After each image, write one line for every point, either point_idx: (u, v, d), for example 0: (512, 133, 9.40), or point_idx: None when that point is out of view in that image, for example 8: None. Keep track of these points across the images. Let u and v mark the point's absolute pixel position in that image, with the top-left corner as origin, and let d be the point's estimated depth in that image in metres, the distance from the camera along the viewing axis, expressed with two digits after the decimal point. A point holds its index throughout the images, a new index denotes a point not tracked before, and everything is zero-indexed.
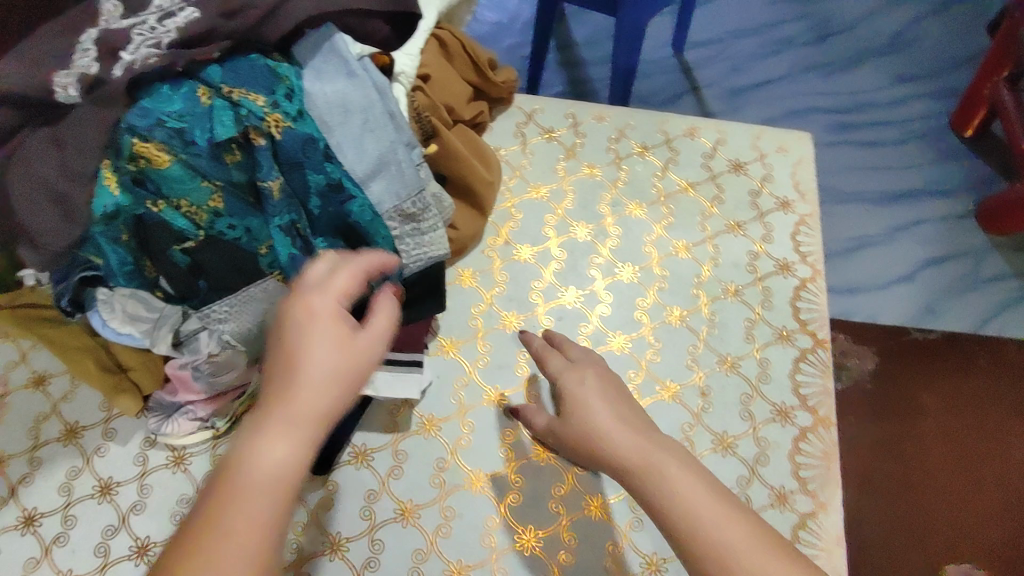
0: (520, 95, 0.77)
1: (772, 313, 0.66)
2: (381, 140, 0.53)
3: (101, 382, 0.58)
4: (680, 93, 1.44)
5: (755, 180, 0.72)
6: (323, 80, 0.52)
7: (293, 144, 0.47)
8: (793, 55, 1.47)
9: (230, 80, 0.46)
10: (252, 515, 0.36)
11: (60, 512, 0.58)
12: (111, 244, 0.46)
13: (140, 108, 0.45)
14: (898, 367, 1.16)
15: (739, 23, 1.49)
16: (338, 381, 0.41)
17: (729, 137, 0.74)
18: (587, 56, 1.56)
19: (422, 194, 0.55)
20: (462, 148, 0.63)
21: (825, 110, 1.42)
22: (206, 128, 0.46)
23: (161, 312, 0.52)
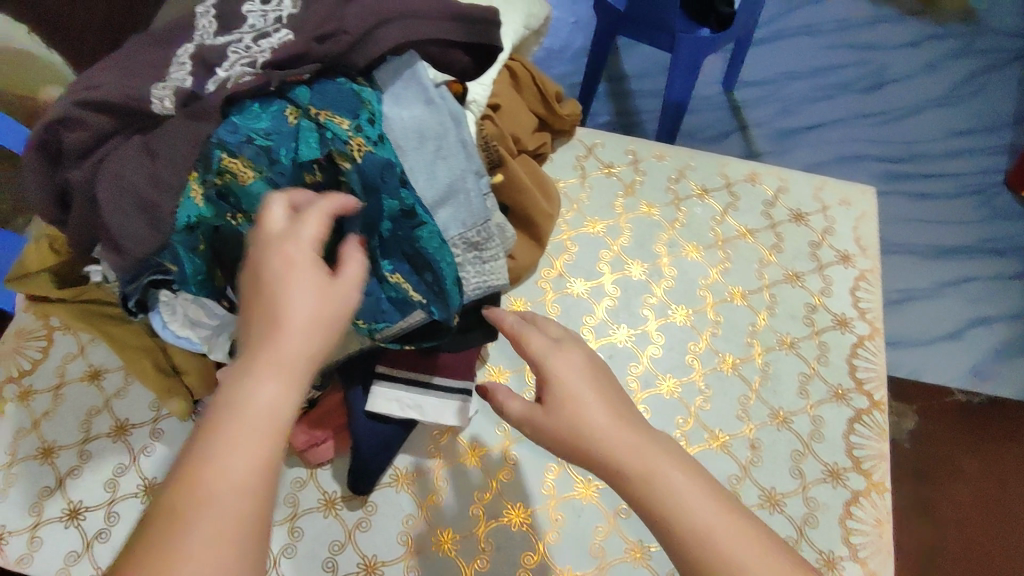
0: (581, 128, 0.77)
1: (828, 369, 0.64)
2: (452, 167, 0.53)
3: (155, 383, 0.60)
4: (727, 131, 1.44)
5: (816, 232, 0.71)
6: (401, 106, 0.52)
7: (373, 168, 0.46)
8: (847, 101, 1.45)
9: (318, 102, 0.47)
10: (239, 465, 0.34)
11: (104, 507, 0.59)
12: (188, 253, 0.45)
13: (231, 124, 0.45)
14: (940, 428, 1.13)
15: (793, 65, 1.48)
16: (321, 325, 0.38)
17: (791, 186, 0.73)
18: (636, 87, 1.56)
19: (487, 224, 0.54)
20: (526, 180, 0.64)
21: (878, 159, 1.40)
22: (291, 148, 0.46)
23: (221, 321, 0.57)
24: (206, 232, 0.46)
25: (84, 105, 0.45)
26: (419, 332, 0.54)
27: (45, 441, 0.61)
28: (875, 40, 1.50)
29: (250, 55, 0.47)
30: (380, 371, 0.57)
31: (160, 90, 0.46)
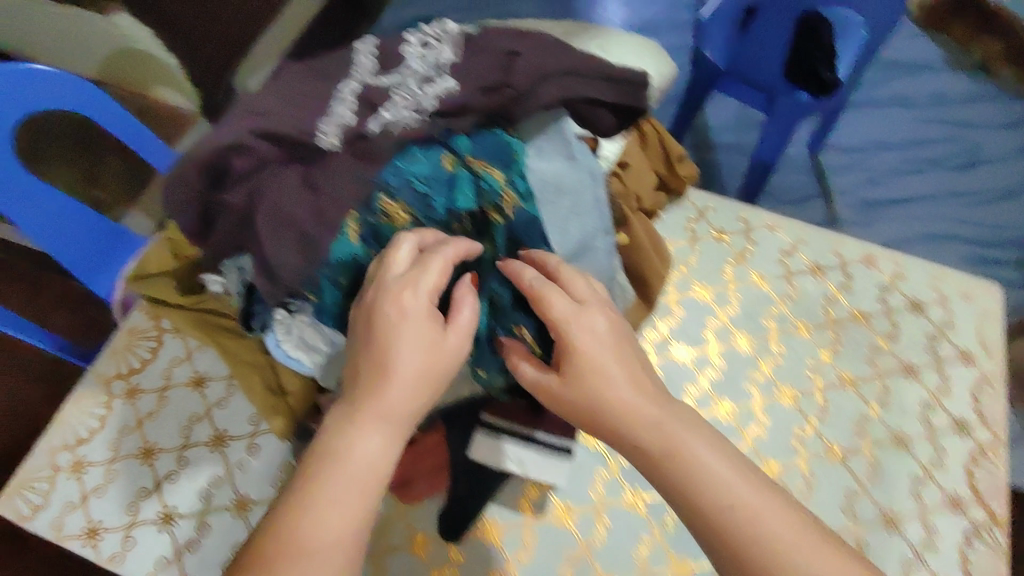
0: (692, 190, 0.76)
1: (942, 474, 0.61)
2: (585, 225, 0.52)
3: (262, 401, 0.61)
4: (811, 196, 1.41)
5: (935, 325, 0.68)
6: (542, 158, 0.52)
7: (521, 224, 0.49)
8: (940, 177, 1.41)
9: (477, 154, 0.49)
10: (346, 506, 0.38)
11: (196, 517, 0.59)
12: (331, 286, 0.47)
13: (394, 168, 0.48)
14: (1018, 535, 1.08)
15: (884, 134, 1.44)
16: (425, 380, 0.41)
17: (909, 273, 0.71)
18: (719, 141, 1.54)
19: (610, 284, 0.54)
20: (644, 240, 0.63)
21: (965, 242, 1.36)
22: (447, 196, 0.49)
23: (335, 347, 0.57)
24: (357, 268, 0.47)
25: (258, 135, 0.47)
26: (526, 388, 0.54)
27: (146, 442, 0.63)
28: (972, 117, 1.45)
29: (414, 100, 0.49)
30: (483, 419, 0.57)
31: (329, 126, 0.48)
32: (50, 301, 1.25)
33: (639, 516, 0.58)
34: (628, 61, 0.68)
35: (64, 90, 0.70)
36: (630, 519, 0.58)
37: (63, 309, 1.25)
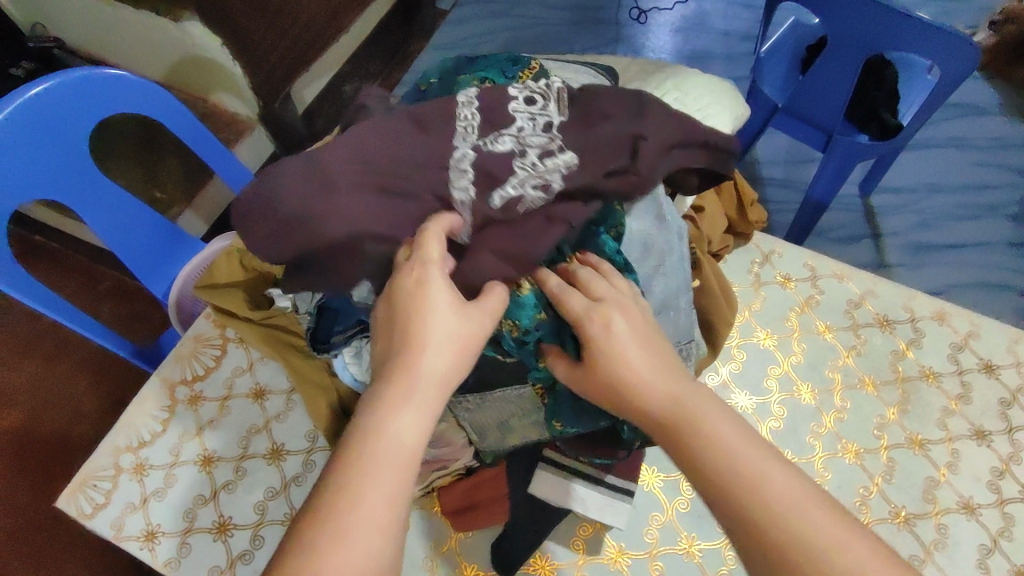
0: (758, 233, 0.75)
1: (1012, 546, 0.59)
2: (669, 284, 0.53)
3: (326, 425, 0.60)
4: (859, 236, 1.39)
5: (1008, 388, 0.66)
6: (634, 219, 0.52)
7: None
8: (998, 227, 1.37)
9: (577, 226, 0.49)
10: (377, 493, 0.34)
11: (251, 529, 0.60)
12: None
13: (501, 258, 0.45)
14: None
15: (940, 178, 1.42)
16: (458, 348, 0.38)
17: (983, 332, 0.69)
18: (767, 175, 1.52)
19: (689, 342, 0.55)
20: (715, 285, 0.63)
21: (1020, 293, 1.32)
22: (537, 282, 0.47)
23: None
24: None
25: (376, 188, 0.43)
26: (594, 437, 0.55)
27: (205, 450, 0.64)
28: None
29: (543, 173, 0.44)
30: (545, 454, 0.57)
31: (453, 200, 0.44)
32: (100, 292, 1.29)
33: (694, 566, 0.57)
34: (706, 102, 0.68)
35: (136, 95, 0.72)
36: (685, 568, 0.57)
37: (113, 301, 1.29)
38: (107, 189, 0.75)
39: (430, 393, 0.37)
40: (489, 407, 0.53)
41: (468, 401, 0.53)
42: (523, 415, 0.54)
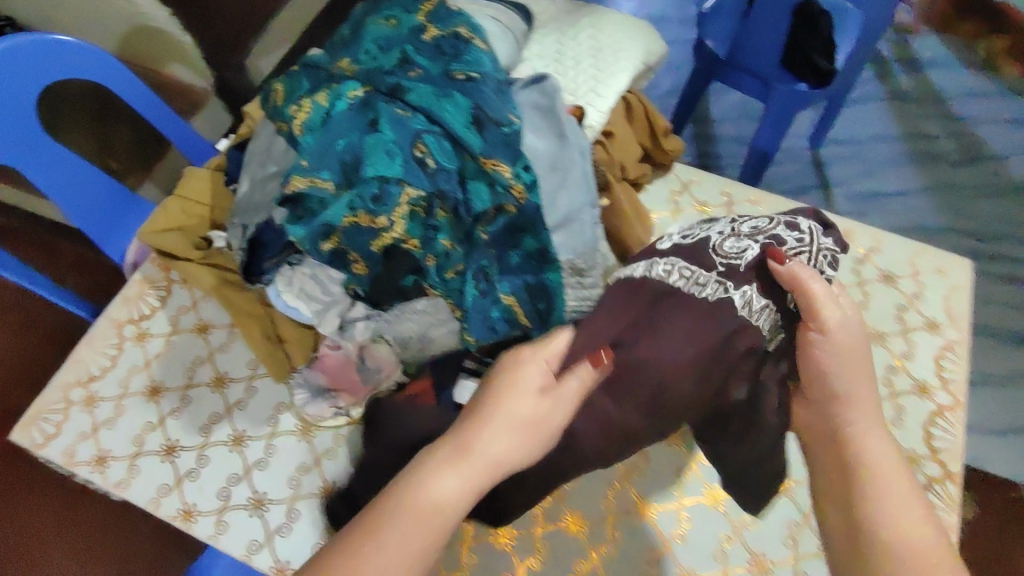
0: (679, 164, 0.79)
1: (902, 433, 0.64)
2: (573, 198, 0.57)
3: (261, 348, 0.64)
4: (809, 187, 1.42)
5: (905, 295, 0.71)
6: (537, 135, 0.56)
7: (528, 214, 0.52)
8: (938, 170, 1.42)
9: (485, 151, 0.50)
10: (406, 540, 0.40)
11: (197, 450, 0.63)
12: (315, 249, 0.50)
13: (445, 172, 0.49)
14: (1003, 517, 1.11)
15: (885, 128, 1.46)
16: (530, 428, 0.45)
17: (885, 246, 0.73)
18: (720, 132, 1.55)
19: (594, 255, 0.58)
20: (626, 206, 0.66)
21: (962, 234, 1.37)
22: (449, 179, 0.49)
23: (335, 298, 0.61)
24: (339, 235, 0.49)
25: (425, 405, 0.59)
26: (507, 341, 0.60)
27: (153, 381, 0.67)
28: (976, 112, 1.46)
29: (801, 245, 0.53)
30: (465, 365, 0.61)
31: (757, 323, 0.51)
32: (63, 267, 1.31)
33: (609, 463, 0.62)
34: (620, 37, 0.71)
35: (84, 60, 0.72)
36: (604, 469, 0.62)
37: (78, 275, 1.30)
38: (60, 153, 0.76)
39: (477, 469, 0.43)
40: (403, 319, 0.59)
41: (390, 313, 0.60)
42: (438, 326, 0.58)
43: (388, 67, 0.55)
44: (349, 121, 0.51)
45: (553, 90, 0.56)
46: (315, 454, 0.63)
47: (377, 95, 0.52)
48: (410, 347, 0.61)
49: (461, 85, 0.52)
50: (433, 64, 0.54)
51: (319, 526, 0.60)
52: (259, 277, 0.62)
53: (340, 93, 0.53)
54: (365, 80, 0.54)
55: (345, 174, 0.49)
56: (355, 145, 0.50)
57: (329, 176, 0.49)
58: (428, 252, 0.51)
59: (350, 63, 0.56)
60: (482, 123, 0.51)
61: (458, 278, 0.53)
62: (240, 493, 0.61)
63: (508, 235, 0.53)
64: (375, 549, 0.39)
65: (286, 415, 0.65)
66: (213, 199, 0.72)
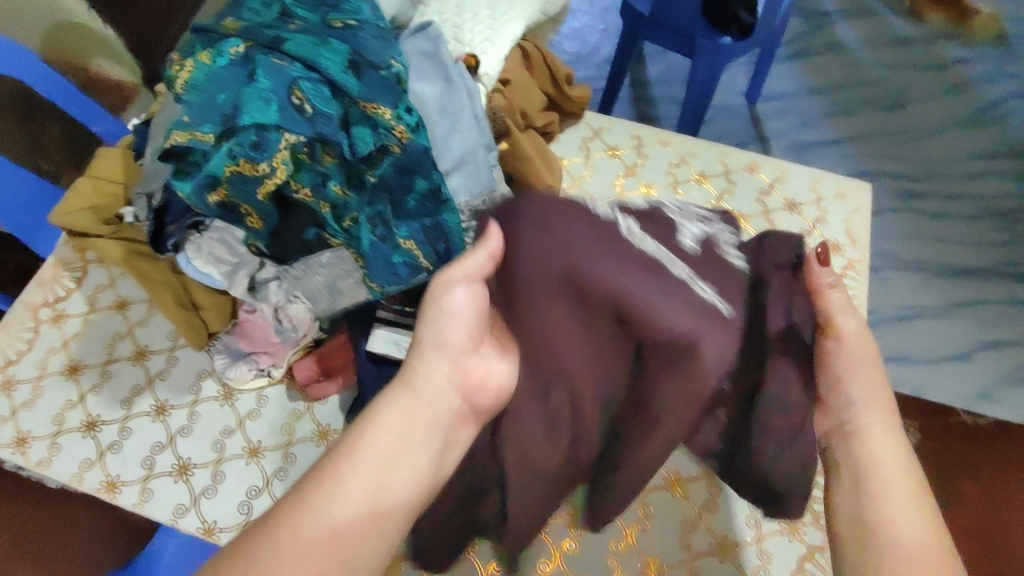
0: (590, 112, 0.81)
1: None
2: (465, 140, 0.59)
3: (175, 316, 0.63)
4: (745, 142, 1.36)
5: (808, 221, 0.74)
6: (424, 81, 0.59)
7: (414, 154, 0.53)
8: (870, 118, 1.37)
9: (364, 95, 0.51)
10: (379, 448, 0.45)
11: (119, 423, 0.63)
12: (201, 203, 0.49)
13: (323, 116, 0.50)
14: (952, 453, 1.06)
15: (819, 79, 1.41)
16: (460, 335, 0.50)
17: (789, 177, 0.77)
18: (660, 93, 1.43)
19: (492, 194, 0.59)
20: (530, 151, 0.68)
21: (891, 177, 1.32)
22: (329, 122, 0.50)
23: (242, 259, 0.61)
24: (225, 186, 0.48)
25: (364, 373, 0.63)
26: (418, 293, 0.62)
27: (71, 360, 0.67)
28: (908, 58, 1.42)
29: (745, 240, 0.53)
30: (379, 316, 0.62)
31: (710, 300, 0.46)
32: None
33: None
34: None
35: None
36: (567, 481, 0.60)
37: None
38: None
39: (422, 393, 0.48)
40: (313, 273, 0.58)
41: (295, 269, 0.59)
42: (347, 277, 0.58)
43: (269, 21, 0.54)
44: (229, 75, 0.51)
45: (437, 35, 0.60)
46: (238, 417, 0.64)
47: (257, 48, 0.52)
48: (322, 302, 0.60)
49: (340, 32, 0.53)
50: (313, 15, 0.55)
51: (245, 484, 0.61)
52: (166, 244, 0.59)
53: (222, 50, 0.53)
54: (246, 35, 0.53)
55: (224, 126, 0.48)
56: (234, 97, 0.49)
57: (210, 130, 0.48)
58: (319, 200, 0.52)
59: (233, 21, 0.55)
60: (360, 68, 0.52)
61: (354, 226, 0.54)
62: (165, 460, 0.62)
63: (398, 177, 0.54)
64: (342, 462, 0.44)
65: (208, 382, 0.65)
66: (127, 176, 0.69)
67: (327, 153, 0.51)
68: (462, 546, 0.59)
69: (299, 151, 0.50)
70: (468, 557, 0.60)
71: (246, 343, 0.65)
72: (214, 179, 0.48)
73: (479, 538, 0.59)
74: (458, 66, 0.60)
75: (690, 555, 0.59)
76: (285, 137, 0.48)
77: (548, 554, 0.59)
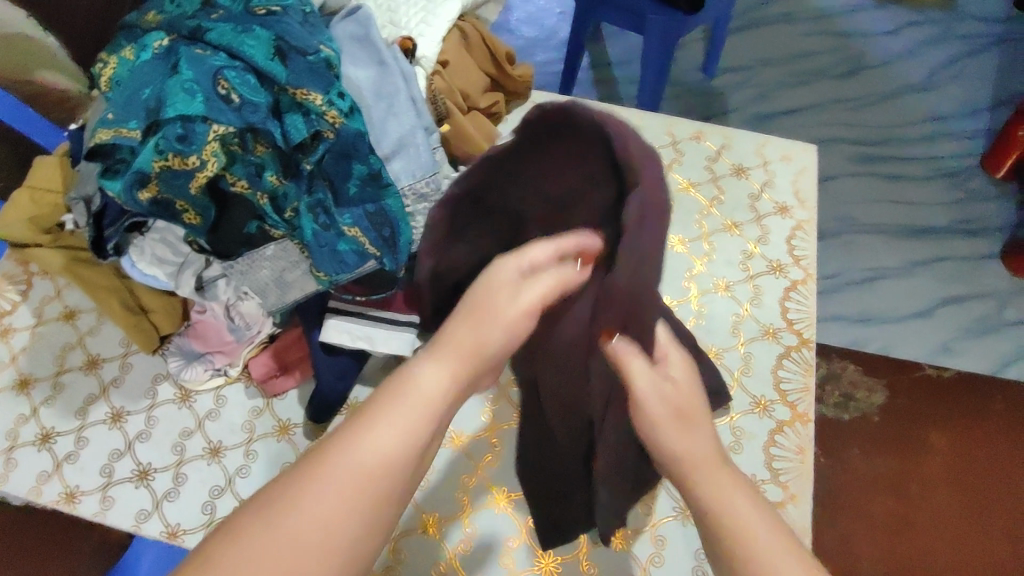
0: (536, 92, 0.81)
1: (760, 311, 0.68)
2: (403, 123, 0.59)
3: (123, 321, 0.62)
4: (707, 116, 1.34)
5: (756, 185, 0.75)
6: (357, 66, 0.60)
7: (347, 138, 0.53)
8: (824, 87, 1.37)
9: (293, 81, 0.51)
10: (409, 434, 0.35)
11: (74, 433, 0.62)
12: (132, 200, 0.48)
13: (252, 105, 0.50)
14: (910, 403, 1.09)
15: (773, 50, 1.40)
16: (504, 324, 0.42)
17: (735, 144, 0.78)
18: (619, 75, 1.40)
19: (436, 176, 0.59)
20: (474, 132, 0.68)
21: (852, 142, 1.32)
22: (259, 109, 0.50)
23: (187, 258, 0.60)
24: (155, 182, 0.47)
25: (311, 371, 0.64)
26: (374, 281, 0.59)
27: (22, 374, 0.65)
28: (858, 26, 1.43)
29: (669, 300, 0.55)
30: (329, 306, 0.61)
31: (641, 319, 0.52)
32: None
33: None
34: None
35: None
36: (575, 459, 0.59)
37: None
38: None
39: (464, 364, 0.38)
40: (259, 267, 0.57)
41: (240, 263, 0.57)
42: (294, 270, 0.58)
43: (191, 12, 0.54)
44: (153, 69, 0.50)
45: (366, 18, 0.61)
46: (197, 418, 0.63)
47: (180, 41, 0.51)
48: (270, 296, 0.59)
49: (263, 19, 0.54)
50: (234, 3, 0.54)
51: (207, 484, 0.60)
52: (106, 249, 0.56)
53: (145, 45, 0.52)
54: (168, 28, 0.52)
55: (150, 121, 0.48)
56: (158, 91, 0.49)
57: (136, 125, 0.47)
58: (256, 190, 0.51)
59: (155, 14, 0.55)
60: (286, 55, 0.53)
61: (296, 216, 0.53)
62: (123, 467, 0.61)
63: (334, 163, 0.54)
64: (359, 434, 0.33)
65: (163, 385, 0.65)
66: (64, 184, 0.64)
67: (258, 142, 0.50)
68: (428, 529, 0.59)
69: (229, 141, 0.49)
70: (433, 536, 0.59)
71: (200, 344, 0.64)
72: (142, 175, 0.47)
73: (445, 519, 0.59)
74: (392, 52, 0.61)
75: (653, 521, 0.60)
76: (214, 127, 0.48)
77: (514, 530, 0.59)
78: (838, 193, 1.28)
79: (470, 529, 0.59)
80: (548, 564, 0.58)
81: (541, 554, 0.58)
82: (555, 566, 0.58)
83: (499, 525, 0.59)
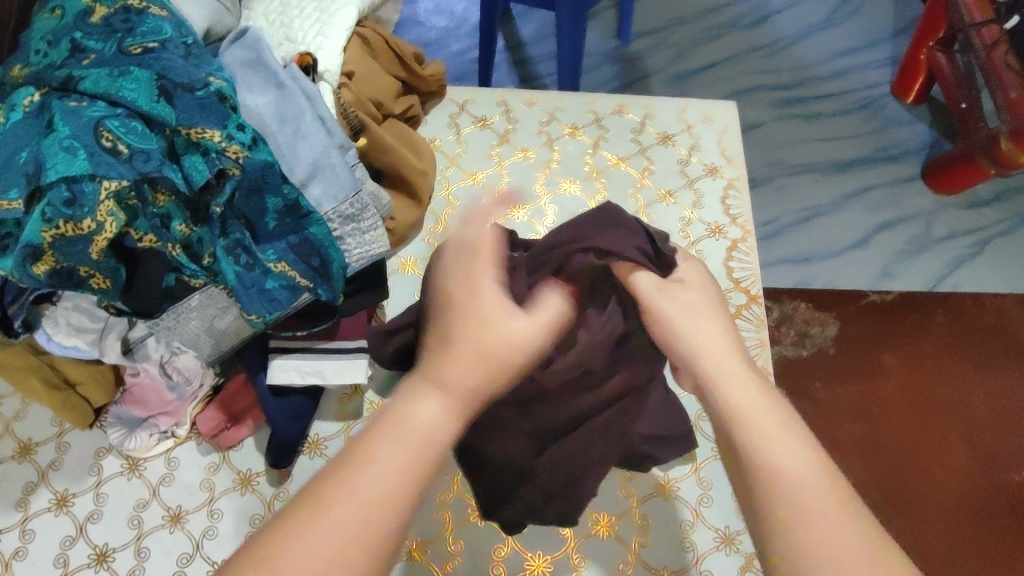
0: (451, 88, 0.79)
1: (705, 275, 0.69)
2: (314, 145, 0.56)
3: (49, 400, 0.58)
4: (628, 83, 1.33)
5: (684, 150, 0.75)
6: (254, 93, 0.57)
7: (254, 171, 0.50)
8: (736, 38, 1.39)
9: (184, 121, 0.49)
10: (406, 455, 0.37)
11: (18, 527, 0.58)
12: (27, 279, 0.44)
13: (143, 153, 0.46)
14: (861, 331, 1.13)
15: (683, 8, 1.41)
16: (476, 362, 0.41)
17: (656, 112, 0.78)
18: (536, 53, 1.38)
19: (358, 194, 0.57)
20: (392, 140, 0.66)
21: (771, 88, 1.35)
22: (151, 156, 0.47)
23: (107, 321, 0.55)
24: (49, 252, 0.43)
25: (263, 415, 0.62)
26: (310, 313, 0.58)
27: None
28: None
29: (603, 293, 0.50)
30: (272, 345, 0.59)
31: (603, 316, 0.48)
32: None
33: None
34: None
35: None
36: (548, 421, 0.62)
37: None
38: None
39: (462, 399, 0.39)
40: (186, 319, 0.53)
41: (165, 319, 0.53)
42: (224, 315, 0.55)
43: (58, 61, 0.50)
44: (26, 130, 0.46)
45: (254, 41, 0.58)
46: (151, 486, 0.60)
47: (53, 94, 0.47)
48: (207, 345, 0.56)
49: (140, 58, 0.50)
50: (106, 44, 0.51)
51: (173, 553, 0.57)
52: (15, 327, 0.51)
53: (13, 103, 0.47)
54: (37, 82, 0.48)
55: (33, 187, 0.44)
56: (35, 153, 0.44)
57: (16, 195, 0.43)
58: (166, 242, 0.48)
59: (21, 68, 0.50)
60: (171, 93, 0.49)
61: (214, 261, 0.51)
62: (79, 552, 0.57)
63: (245, 200, 0.51)
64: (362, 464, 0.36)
65: (108, 459, 0.61)
66: None
67: (158, 192, 0.47)
68: (413, 554, 0.57)
69: (125, 196, 0.46)
70: (420, 561, 0.57)
71: (143, 409, 0.61)
72: (34, 247, 0.43)
73: (428, 541, 0.58)
74: (291, 72, 0.58)
75: (635, 501, 0.60)
76: (105, 182, 0.44)
77: (500, 538, 0.58)
78: (765, 140, 1.30)
79: (455, 546, 0.58)
80: (540, 566, 0.57)
81: (531, 557, 0.58)
82: (547, 566, 0.57)
83: (484, 535, 0.58)
